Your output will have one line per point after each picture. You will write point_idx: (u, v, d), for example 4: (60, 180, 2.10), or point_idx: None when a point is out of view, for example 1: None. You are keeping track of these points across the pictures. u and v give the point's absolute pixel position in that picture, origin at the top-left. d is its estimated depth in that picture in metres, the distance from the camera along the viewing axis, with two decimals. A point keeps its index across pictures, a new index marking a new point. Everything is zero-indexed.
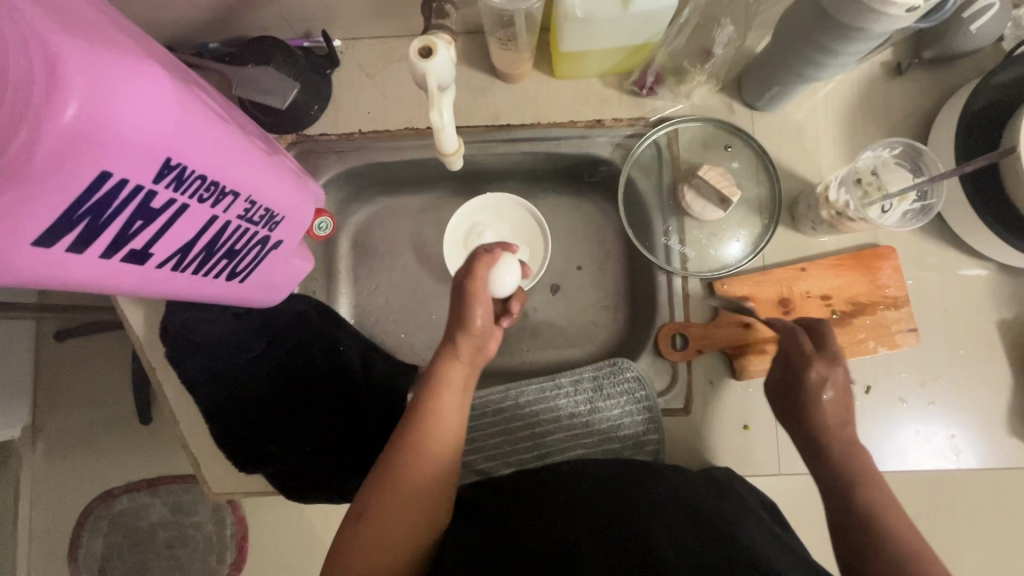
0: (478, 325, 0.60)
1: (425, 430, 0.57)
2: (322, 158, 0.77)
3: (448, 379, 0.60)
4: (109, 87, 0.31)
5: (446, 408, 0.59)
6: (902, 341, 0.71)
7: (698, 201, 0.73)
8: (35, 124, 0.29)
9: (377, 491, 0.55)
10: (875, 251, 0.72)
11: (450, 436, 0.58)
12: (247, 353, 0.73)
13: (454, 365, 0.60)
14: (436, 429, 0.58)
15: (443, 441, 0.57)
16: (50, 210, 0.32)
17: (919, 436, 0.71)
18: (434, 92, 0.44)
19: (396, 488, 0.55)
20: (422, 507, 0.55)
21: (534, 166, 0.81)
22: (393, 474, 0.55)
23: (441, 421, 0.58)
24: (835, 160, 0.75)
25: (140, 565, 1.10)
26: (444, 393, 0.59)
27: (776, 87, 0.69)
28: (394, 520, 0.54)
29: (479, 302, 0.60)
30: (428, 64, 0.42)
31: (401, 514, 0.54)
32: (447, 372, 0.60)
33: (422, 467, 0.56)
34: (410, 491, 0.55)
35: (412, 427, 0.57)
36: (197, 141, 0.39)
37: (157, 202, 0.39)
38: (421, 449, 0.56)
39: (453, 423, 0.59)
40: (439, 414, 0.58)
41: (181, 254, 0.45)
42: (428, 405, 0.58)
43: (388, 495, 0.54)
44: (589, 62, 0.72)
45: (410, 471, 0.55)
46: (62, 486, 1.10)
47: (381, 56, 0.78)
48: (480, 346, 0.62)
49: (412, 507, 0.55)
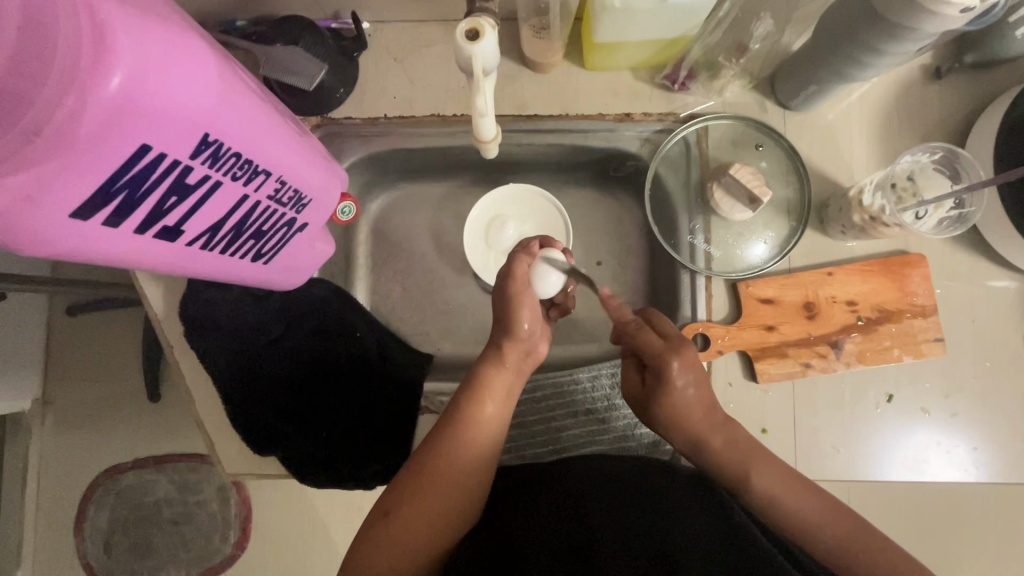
0: (524, 332, 0.61)
1: (465, 436, 0.58)
2: (347, 142, 0.76)
3: (491, 385, 0.61)
4: (152, 57, 0.31)
5: (488, 415, 0.59)
6: (928, 351, 0.70)
7: (726, 201, 0.72)
8: (80, 93, 0.28)
9: (410, 489, 0.55)
10: (904, 257, 0.71)
11: (489, 445, 0.59)
12: (266, 336, 0.74)
13: (499, 371, 0.61)
14: (474, 431, 0.58)
15: (480, 448, 0.58)
16: (89, 181, 0.32)
17: (939, 448, 0.70)
18: (478, 77, 0.43)
19: (430, 488, 0.55)
20: (452, 509, 0.56)
21: (558, 158, 0.80)
22: (429, 474, 0.56)
23: (481, 428, 0.59)
24: (868, 164, 0.74)
25: (145, 540, 1.10)
26: (488, 401, 0.60)
27: (813, 86, 0.68)
28: (424, 519, 0.54)
29: (524, 310, 0.61)
30: (474, 48, 0.41)
31: (432, 514, 0.55)
32: (491, 378, 0.61)
33: (457, 471, 0.57)
34: (443, 493, 0.56)
35: (452, 430, 0.58)
36: (234, 117, 0.38)
37: (192, 179, 0.38)
38: (457, 450, 0.57)
39: (493, 431, 0.60)
40: (480, 421, 0.59)
41: (211, 233, 0.45)
42: (471, 411, 0.59)
43: (420, 494, 0.55)
44: (622, 54, 0.71)
45: (445, 474, 0.56)
46: (70, 459, 1.11)
47: (409, 41, 0.77)
48: (525, 351, 0.63)
49: (442, 509, 0.55)
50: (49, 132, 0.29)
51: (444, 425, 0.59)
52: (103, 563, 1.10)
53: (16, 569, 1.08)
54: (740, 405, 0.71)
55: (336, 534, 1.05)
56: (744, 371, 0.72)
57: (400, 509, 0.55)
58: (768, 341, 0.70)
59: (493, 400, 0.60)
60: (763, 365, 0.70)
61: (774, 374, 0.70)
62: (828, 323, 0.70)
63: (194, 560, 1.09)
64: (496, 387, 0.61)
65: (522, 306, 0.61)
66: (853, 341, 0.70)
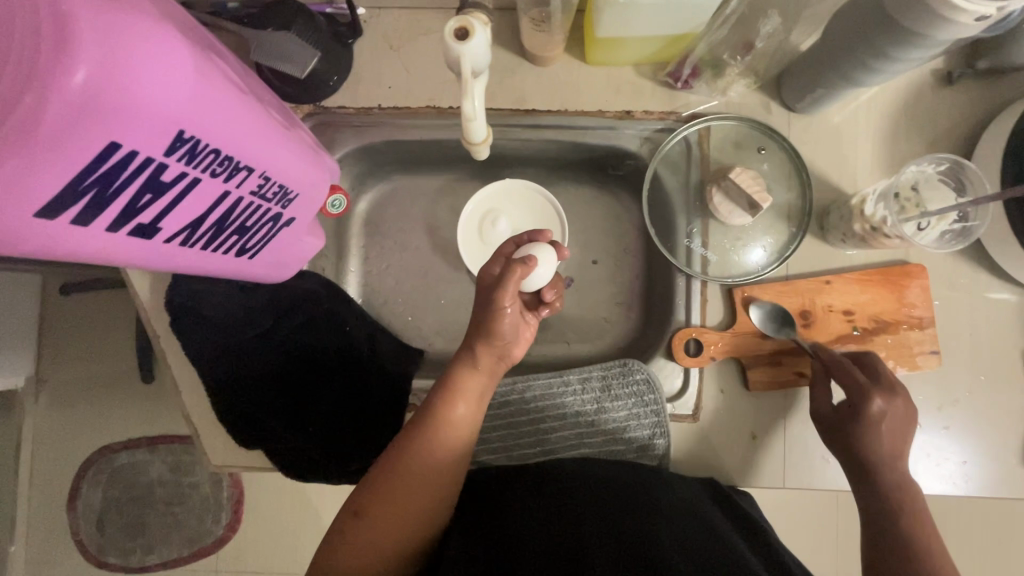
0: (503, 339, 0.60)
1: (435, 438, 0.57)
2: (340, 132, 0.74)
3: (463, 387, 0.60)
4: (120, 51, 0.29)
5: (458, 417, 0.59)
6: (923, 363, 0.69)
7: (725, 204, 0.70)
8: (42, 88, 0.27)
9: (380, 490, 0.55)
10: (904, 268, 0.70)
11: (459, 446, 0.58)
12: (255, 329, 0.73)
13: (472, 374, 0.60)
14: (444, 434, 0.58)
15: (450, 451, 0.58)
16: (56, 180, 0.30)
17: (929, 460, 0.70)
18: (467, 78, 0.41)
19: (399, 490, 0.55)
20: (421, 511, 0.56)
21: (556, 154, 0.79)
22: (399, 476, 0.55)
23: (452, 430, 0.58)
24: (873, 170, 0.72)
25: (135, 522, 1.11)
26: (460, 403, 0.59)
27: (820, 90, 0.66)
28: (392, 522, 0.54)
29: (507, 323, 0.59)
30: (463, 47, 0.39)
31: (400, 515, 0.55)
32: (462, 380, 0.60)
33: (428, 472, 0.56)
34: (412, 495, 0.55)
35: (424, 431, 0.57)
36: (210, 113, 0.36)
37: (168, 176, 0.37)
38: (429, 453, 0.56)
39: (465, 431, 0.59)
40: (452, 423, 0.58)
41: (191, 230, 0.43)
42: (443, 412, 0.58)
43: (389, 497, 0.55)
44: (625, 49, 0.69)
45: (414, 477, 0.55)
46: (64, 438, 1.11)
47: (407, 29, 0.75)
48: (500, 354, 0.62)
49: (410, 510, 0.55)
50: (10, 128, 0.27)
51: (415, 427, 0.58)
52: (94, 542, 1.10)
53: (9, 544, 1.09)
54: (730, 411, 0.70)
55: (326, 519, 1.05)
56: (736, 377, 0.71)
57: (368, 511, 0.54)
58: (762, 348, 0.70)
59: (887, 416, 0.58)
60: (756, 373, 0.69)
61: (766, 382, 0.69)
62: (822, 332, 0.70)
63: (185, 540, 1.10)
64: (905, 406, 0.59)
65: (501, 313, 0.59)
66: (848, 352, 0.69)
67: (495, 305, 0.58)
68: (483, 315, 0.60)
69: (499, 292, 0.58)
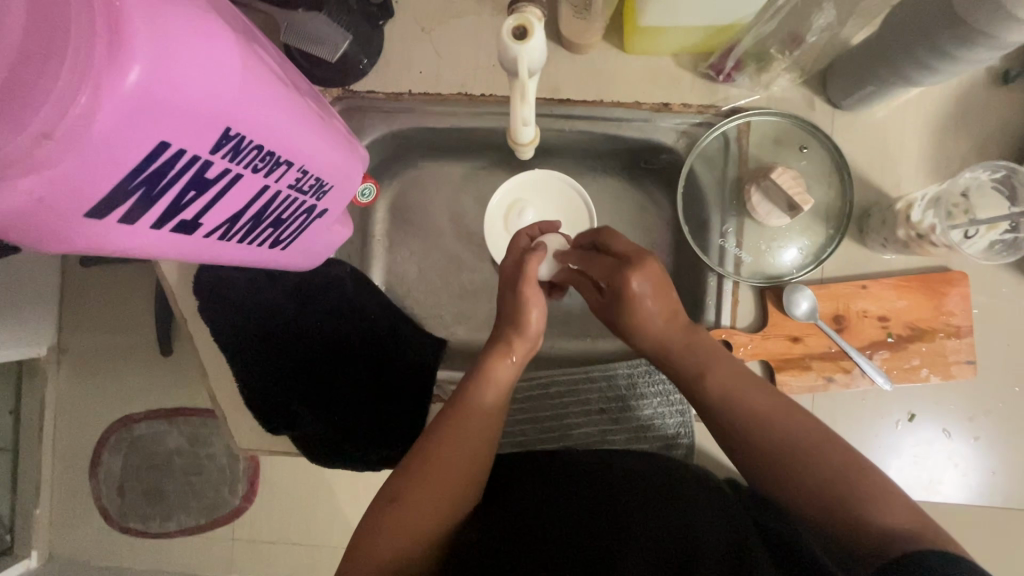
0: (528, 331, 0.64)
1: (468, 421, 0.58)
2: (367, 117, 0.73)
3: (495, 373, 0.61)
4: (172, 47, 0.28)
5: (488, 402, 0.59)
6: (957, 373, 0.68)
7: (764, 205, 0.68)
8: (96, 87, 0.26)
9: (415, 473, 0.54)
10: (944, 274, 0.68)
11: (489, 430, 0.59)
12: (280, 317, 0.73)
13: (503, 362, 0.62)
14: (477, 419, 0.58)
15: (482, 436, 0.58)
16: (106, 180, 0.30)
17: (957, 470, 0.69)
18: (523, 78, 0.39)
19: (434, 472, 0.54)
20: (454, 497, 0.55)
21: (587, 145, 0.77)
22: (433, 459, 0.55)
23: (483, 415, 0.59)
24: (919, 173, 0.69)
25: (155, 490, 1.13)
26: (490, 390, 0.60)
27: (871, 87, 0.63)
28: (427, 506, 0.53)
29: (531, 311, 0.63)
30: (523, 46, 0.38)
31: (435, 499, 0.54)
32: (494, 366, 0.61)
33: (461, 455, 0.56)
34: (445, 479, 0.55)
35: (457, 417, 0.58)
36: (255, 109, 0.35)
37: (212, 173, 0.36)
38: (463, 436, 0.57)
39: (495, 417, 0.60)
40: (483, 408, 0.59)
41: (229, 225, 0.42)
42: (473, 396, 0.59)
43: (425, 480, 0.54)
44: (666, 39, 0.66)
45: (448, 458, 0.55)
46: (89, 406, 1.13)
47: (439, 10, 0.72)
48: (530, 346, 0.65)
49: (444, 493, 0.54)
50: (62, 130, 0.26)
51: (447, 413, 0.58)
52: (115, 506, 1.12)
53: (34, 507, 1.10)
54: None
55: (341, 499, 1.07)
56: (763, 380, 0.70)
57: (404, 495, 0.53)
58: (792, 351, 0.69)
59: (638, 282, 0.59)
60: (785, 376, 0.68)
61: (794, 386, 0.69)
62: (856, 337, 0.69)
63: (204, 509, 1.10)
64: (647, 267, 0.60)
65: (533, 307, 0.63)
66: (881, 358, 0.69)
67: (521, 293, 0.63)
68: (516, 302, 0.64)
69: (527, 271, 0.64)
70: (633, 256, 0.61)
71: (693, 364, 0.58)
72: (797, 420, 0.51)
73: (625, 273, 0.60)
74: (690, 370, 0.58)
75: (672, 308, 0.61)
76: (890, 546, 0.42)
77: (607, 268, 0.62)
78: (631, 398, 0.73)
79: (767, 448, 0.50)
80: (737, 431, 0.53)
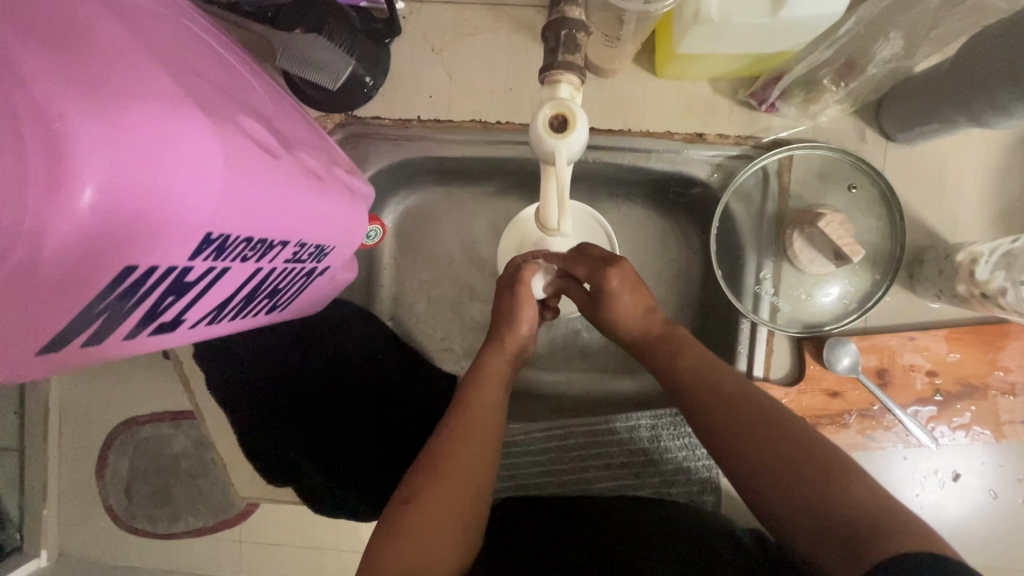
0: (523, 332, 0.61)
1: (473, 412, 0.53)
2: (373, 145, 0.67)
3: (488, 367, 0.58)
4: (132, 159, 0.23)
5: (491, 396, 0.55)
6: (1009, 434, 0.63)
7: (806, 251, 0.62)
8: (37, 223, 0.21)
9: (430, 473, 0.49)
10: (1001, 327, 0.62)
11: (496, 424, 0.54)
12: (281, 366, 0.70)
13: (495, 355, 0.59)
14: (481, 410, 0.54)
15: (489, 427, 0.53)
16: (60, 317, 0.25)
17: (1001, 533, 0.65)
18: (562, 170, 0.41)
19: (449, 469, 0.49)
20: (474, 495, 0.49)
21: (611, 175, 0.70)
22: (446, 457, 0.50)
23: (488, 407, 0.55)
24: (978, 216, 0.63)
25: (162, 491, 0.85)
26: (488, 382, 0.56)
27: (934, 124, 0.56)
28: (447, 505, 0.47)
29: (528, 312, 0.60)
30: (563, 139, 0.39)
31: (453, 498, 0.48)
32: (487, 362, 0.58)
33: (474, 451, 0.51)
34: (462, 476, 0.49)
35: (460, 412, 0.54)
36: (243, 203, 0.30)
37: (193, 275, 0.31)
38: (472, 429, 0.52)
39: (500, 411, 0.56)
40: (485, 400, 0.55)
41: (218, 310, 0.38)
42: (474, 392, 0.55)
43: (441, 479, 0.48)
44: (703, 66, 0.60)
45: (461, 455, 0.50)
46: (90, 414, 0.84)
47: (452, 28, 0.66)
48: (521, 346, 0.61)
49: (462, 491, 0.49)
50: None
51: (451, 413, 0.54)
52: (121, 505, 0.84)
53: (41, 508, 0.83)
54: None
55: None
56: None
57: (418, 498, 0.47)
58: (830, 407, 0.63)
59: (616, 280, 0.58)
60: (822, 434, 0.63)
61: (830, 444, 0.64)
62: (901, 393, 0.63)
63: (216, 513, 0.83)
64: (623, 264, 0.59)
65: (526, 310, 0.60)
66: (926, 416, 0.63)
67: (517, 291, 0.60)
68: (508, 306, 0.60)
69: (525, 272, 0.60)
70: (610, 256, 0.60)
71: (664, 354, 0.55)
72: (784, 420, 0.45)
73: (604, 271, 0.58)
74: (664, 353, 0.56)
75: (648, 305, 0.59)
76: (864, 554, 0.36)
77: (588, 269, 0.60)
78: (653, 451, 0.69)
79: (753, 441, 0.44)
80: (719, 421, 0.47)
